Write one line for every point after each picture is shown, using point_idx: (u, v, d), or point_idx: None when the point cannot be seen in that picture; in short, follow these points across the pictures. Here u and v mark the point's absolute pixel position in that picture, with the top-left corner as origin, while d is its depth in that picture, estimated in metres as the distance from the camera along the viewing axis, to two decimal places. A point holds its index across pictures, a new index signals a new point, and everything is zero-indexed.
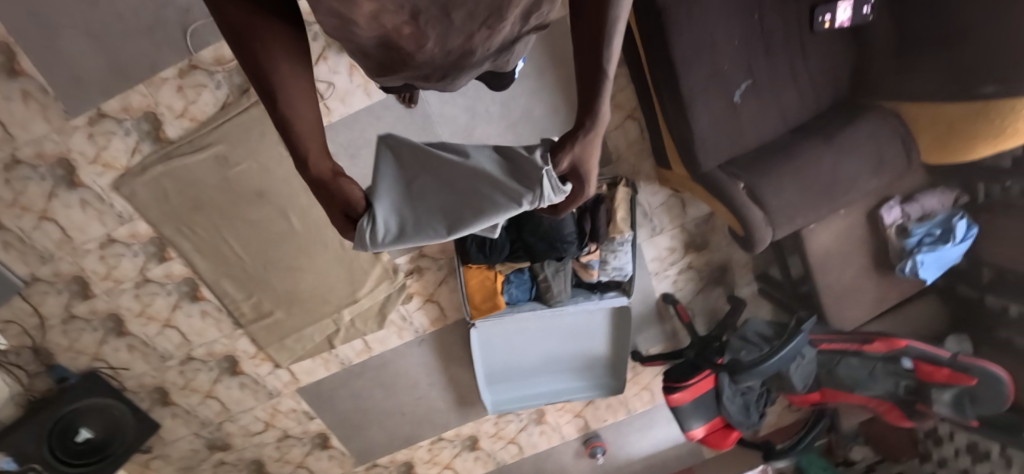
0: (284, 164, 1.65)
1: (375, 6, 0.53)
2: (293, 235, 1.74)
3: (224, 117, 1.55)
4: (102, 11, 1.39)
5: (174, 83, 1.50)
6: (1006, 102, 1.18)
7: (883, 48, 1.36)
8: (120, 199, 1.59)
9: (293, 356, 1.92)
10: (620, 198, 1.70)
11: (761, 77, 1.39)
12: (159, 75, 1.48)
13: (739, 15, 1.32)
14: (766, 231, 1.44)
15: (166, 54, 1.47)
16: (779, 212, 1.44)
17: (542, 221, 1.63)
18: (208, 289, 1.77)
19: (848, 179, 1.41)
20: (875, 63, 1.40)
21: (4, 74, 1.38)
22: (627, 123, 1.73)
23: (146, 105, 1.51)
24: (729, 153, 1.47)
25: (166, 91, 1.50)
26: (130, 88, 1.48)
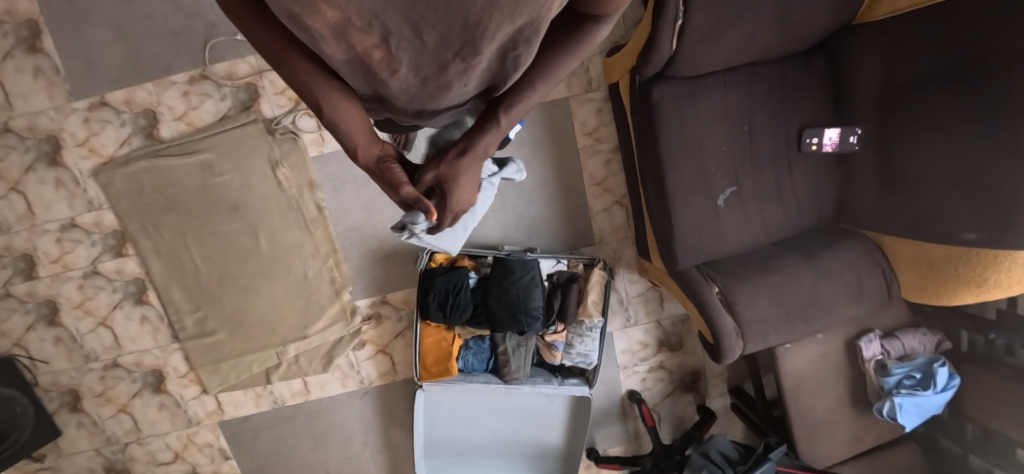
0: (267, 184, 1.63)
1: (341, 18, 0.33)
2: (257, 255, 1.70)
3: (220, 128, 1.58)
4: (136, 12, 1.49)
5: (181, 88, 1.55)
6: (987, 251, 1.14)
7: (866, 178, 1.33)
8: (95, 186, 1.58)
9: (224, 383, 1.79)
10: (592, 280, 1.64)
11: (745, 187, 1.38)
12: (170, 78, 1.54)
13: (729, 124, 1.34)
14: (737, 342, 1.35)
15: (182, 60, 1.53)
16: (753, 326, 1.35)
17: (510, 290, 1.57)
18: (156, 294, 1.70)
19: (827, 303, 1.35)
20: (855, 189, 1.37)
21: (25, 49, 1.46)
22: (613, 208, 1.74)
23: (148, 103, 1.55)
24: (709, 254, 1.42)
25: (172, 94, 1.55)
26: (139, 85, 1.54)
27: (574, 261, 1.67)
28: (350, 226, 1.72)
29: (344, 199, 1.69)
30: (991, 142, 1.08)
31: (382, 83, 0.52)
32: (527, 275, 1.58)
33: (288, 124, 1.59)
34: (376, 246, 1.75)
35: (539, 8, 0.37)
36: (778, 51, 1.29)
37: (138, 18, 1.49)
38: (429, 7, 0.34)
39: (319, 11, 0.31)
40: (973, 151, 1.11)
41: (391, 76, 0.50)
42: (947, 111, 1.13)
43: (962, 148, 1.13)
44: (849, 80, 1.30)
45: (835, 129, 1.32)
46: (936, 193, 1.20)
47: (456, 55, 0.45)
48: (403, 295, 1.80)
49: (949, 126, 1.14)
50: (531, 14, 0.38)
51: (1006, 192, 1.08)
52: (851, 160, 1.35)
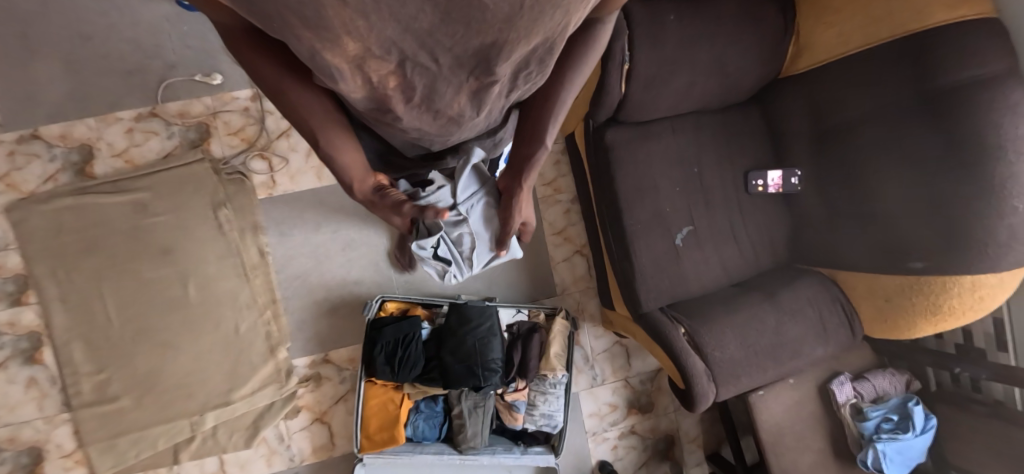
0: (206, 226, 1.52)
1: (365, 48, 0.32)
2: (185, 306, 1.52)
3: (162, 166, 1.50)
4: (91, 50, 1.47)
5: (126, 124, 1.49)
6: (937, 278, 1.16)
7: (811, 215, 1.37)
8: (5, 224, 1.43)
9: (118, 464, 1.49)
10: (556, 330, 1.53)
11: (702, 227, 1.38)
12: (115, 115, 1.48)
13: (680, 165, 1.37)
14: (708, 386, 1.23)
15: (131, 98, 1.49)
16: (723, 368, 1.25)
17: (467, 341, 1.44)
18: (52, 351, 1.47)
19: (795, 343, 1.27)
20: (804, 227, 1.39)
21: None
22: (575, 257, 1.70)
23: (86, 138, 1.48)
24: (672, 296, 1.37)
25: (114, 130, 1.48)
26: (80, 120, 1.47)
27: (536, 311, 1.57)
28: (294, 274, 1.59)
29: (291, 245, 1.58)
30: (927, 173, 1.15)
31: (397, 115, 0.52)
32: (485, 324, 1.46)
33: (237, 164, 1.53)
34: (321, 297, 1.61)
35: (562, 30, 0.37)
36: (719, 101, 1.37)
37: (90, 56, 1.47)
38: (445, 30, 0.31)
39: (342, 43, 0.30)
40: (912, 183, 1.18)
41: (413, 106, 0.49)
42: (883, 146, 1.20)
43: (900, 181, 1.19)
44: (785, 127, 1.37)
45: (777, 171, 1.38)
46: (883, 226, 1.24)
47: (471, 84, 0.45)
48: (348, 353, 1.63)
49: (886, 161, 1.21)
50: (552, 35, 0.36)
51: (946, 218, 1.13)
52: (798, 202, 1.39)
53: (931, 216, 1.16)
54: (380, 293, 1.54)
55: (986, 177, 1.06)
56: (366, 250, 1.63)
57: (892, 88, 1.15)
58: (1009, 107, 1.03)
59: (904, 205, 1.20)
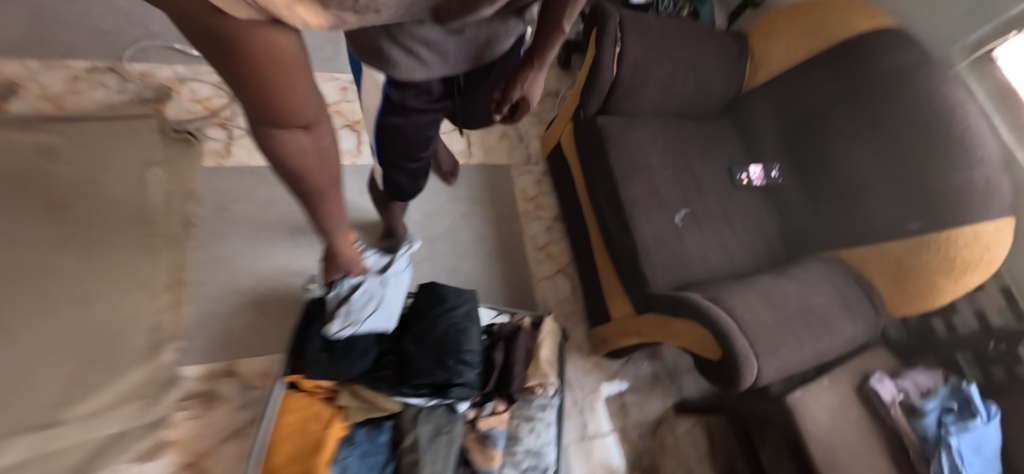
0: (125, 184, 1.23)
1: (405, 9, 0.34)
2: None
3: (96, 114, 1.29)
4: (66, 6, 1.39)
5: (73, 73, 1.33)
6: (938, 236, 1.12)
7: (798, 206, 1.40)
8: None
9: None
10: (543, 334, 1.26)
11: (697, 211, 1.33)
12: (66, 62, 1.34)
13: (670, 153, 1.38)
14: (749, 348, 1.01)
15: (91, 52, 1.37)
16: (759, 332, 1.04)
17: (438, 323, 1.13)
18: None
19: (823, 313, 1.13)
20: (795, 219, 1.40)
21: None
22: (558, 276, 1.53)
23: (16, 77, 1.28)
24: (680, 275, 1.23)
25: (55, 76, 1.31)
26: (18, 61, 1.30)
27: (519, 316, 1.32)
28: (220, 256, 1.27)
29: (229, 222, 1.31)
30: (896, 145, 1.23)
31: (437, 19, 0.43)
32: (462, 307, 1.17)
33: (191, 128, 1.36)
34: (248, 288, 1.26)
35: None
36: (693, 110, 1.49)
37: (63, 11, 1.39)
38: None
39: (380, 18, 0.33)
40: (879, 155, 1.26)
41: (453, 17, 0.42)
42: (845, 130, 1.33)
43: (870, 156, 1.28)
44: (756, 135, 1.50)
45: (757, 166, 1.43)
46: (867, 199, 1.27)
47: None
48: (265, 366, 1.20)
49: (855, 144, 1.31)
50: None
51: (927, 178, 1.17)
52: (782, 197, 1.43)
53: (908, 178, 1.20)
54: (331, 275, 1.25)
55: (943, 132, 1.17)
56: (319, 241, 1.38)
57: (839, 81, 1.33)
58: (939, 78, 1.20)
59: (880, 177, 1.26)
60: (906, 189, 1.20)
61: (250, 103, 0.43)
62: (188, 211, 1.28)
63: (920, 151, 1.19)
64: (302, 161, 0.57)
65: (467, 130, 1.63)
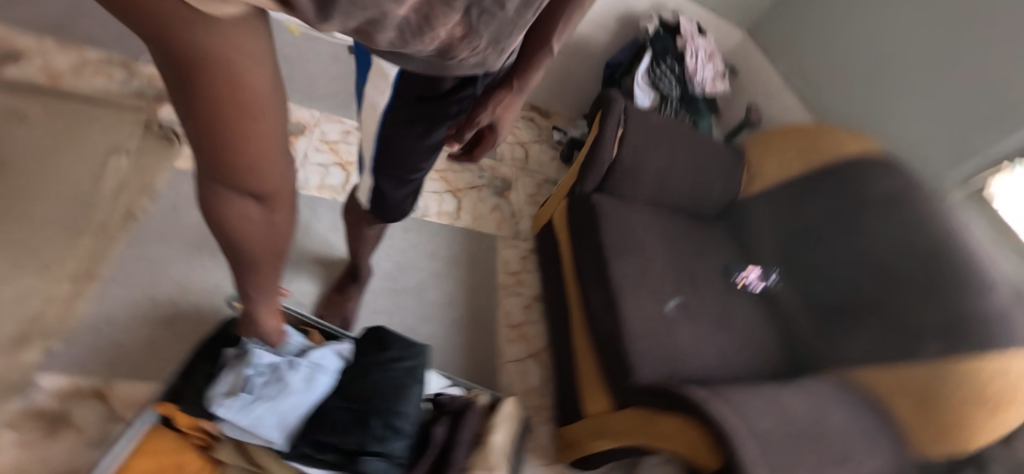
0: (81, 165, 1.15)
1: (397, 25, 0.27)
2: None
3: (87, 96, 1.25)
4: None
5: (82, 55, 1.30)
6: (959, 366, 0.98)
7: (798, 316, 1.28)
8: None
9: None
10: (500, 418, 0.99)
11: (691, 303, 1.20)
12: (80, 45, 1.31)
13: (664, 241, 1.30)
14: (756, 461, 0.79)
15: (110, 41, 1.35)
16: (767, 444, 0.83)
17: (370, 371, 0.90)
18: None
19: (842, 434, 0.93)
20: (796, 330, 1.27)
21: None
22: (528, 360, 1.33)
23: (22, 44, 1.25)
24: (668, 369, 1.05)
25: (62, 52, 1.28)
26: (34, 33, 1.27)
27: (474, 392, 1.07)
28: (152, 258, 1.11)
29: (177, 225, 1.17)
30: (900, 261, 1.17)
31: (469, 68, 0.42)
32: (405, 359, 0.95)
33: (178, 127, 1.29)
34: (167, 300, 1.07)
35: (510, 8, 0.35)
36: (690, 208, 1.45)
37: None
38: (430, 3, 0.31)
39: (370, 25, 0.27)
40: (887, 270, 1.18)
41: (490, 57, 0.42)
42: (846, 243, 1.28)
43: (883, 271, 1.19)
44: (752, 246, 1.44)
45: (754, 270, 1.35)
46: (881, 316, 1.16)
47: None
48: (145, 396, 0.96)
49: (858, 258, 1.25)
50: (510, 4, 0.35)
51: (937, 297, 1.08)
52: (782, 311, 1.31)
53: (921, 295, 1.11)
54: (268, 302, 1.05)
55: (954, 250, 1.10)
56: None
57: None
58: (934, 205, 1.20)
59: (886, 293, 1.18)
60: (916, 308, 1.11)
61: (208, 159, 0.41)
62: (138, 204, 1.15)
63: (928, 269, 1.12)
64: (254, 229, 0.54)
65: (460, 194, 1.58)
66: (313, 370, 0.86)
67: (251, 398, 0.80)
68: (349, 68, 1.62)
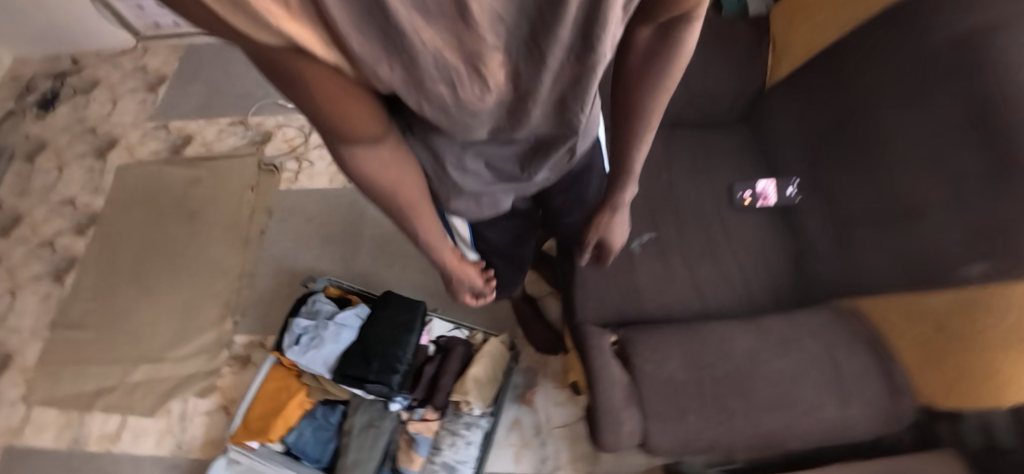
0: (231, 201, 1.70)
1: None
2: (179, 262, 1.63)
3: (224, 155, 1.78)
4: (228, 80, 1.94)
5: (220, 126, 1.85)
6: (999, 291, 0.75)
7: (813, 225, 1.09)
8: (110, 177, 1.78)
9: (50, 392, 1.47)
10: (482, 356, 1.22)
11: (667, 236, 1.14)
12: (218, 119, 1.86)
13: (645, 172, 1.22)
14: (625, 411, 0.82)
15: (233, 109, 1.88)
16: (652, 391, 0.84)
17: (377, 328, 1.23)
18: (73, 277, 1.63)
19: (789, 391, 0.82)
20: (811, 244, 1.09)
21: (145, 87, 1.95)
22: (548, 298, 1.48)
23: (191, 131, 1.85)
24: (617, 311, 1.07)
25: (210, 129, 1.84)
26: (195, 120, 1.87)
27: (473, 332, 1.31)
28: (274, 256, 1.62)
29: (284, 231, 1.65)
30: (937, 147, 0.87)
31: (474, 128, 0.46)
32: (398, 316, 1.25)
33: (276, 161, 1.76)
34: (287, 283, 1.58)
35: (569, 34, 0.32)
36: (694, 119, 1.29)
37: (224, 79, 1.94)
38: None
39: None
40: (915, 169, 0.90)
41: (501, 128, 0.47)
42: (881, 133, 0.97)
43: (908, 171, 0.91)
44: (777, 155, 1.19)
45: (768, 181, 1.16)
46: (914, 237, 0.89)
47: (615, 55, 0.52)
48: None
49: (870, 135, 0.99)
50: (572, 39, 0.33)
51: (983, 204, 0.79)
52: (805, 227, 1.11)
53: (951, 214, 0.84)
54: (328, 279, 1.43)
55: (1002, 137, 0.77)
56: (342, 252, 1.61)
57: (844, 90, 1.05)
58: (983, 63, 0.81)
59: (903, 198, 0.92)
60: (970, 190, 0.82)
61: (319, 121, 0.39)
62: (263, 222, 1.67)
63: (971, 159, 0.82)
64: (390, 176, 0.52)
65: None
66: (338, 329, 1.25)
67: (303, 346, 1.24)
68: None
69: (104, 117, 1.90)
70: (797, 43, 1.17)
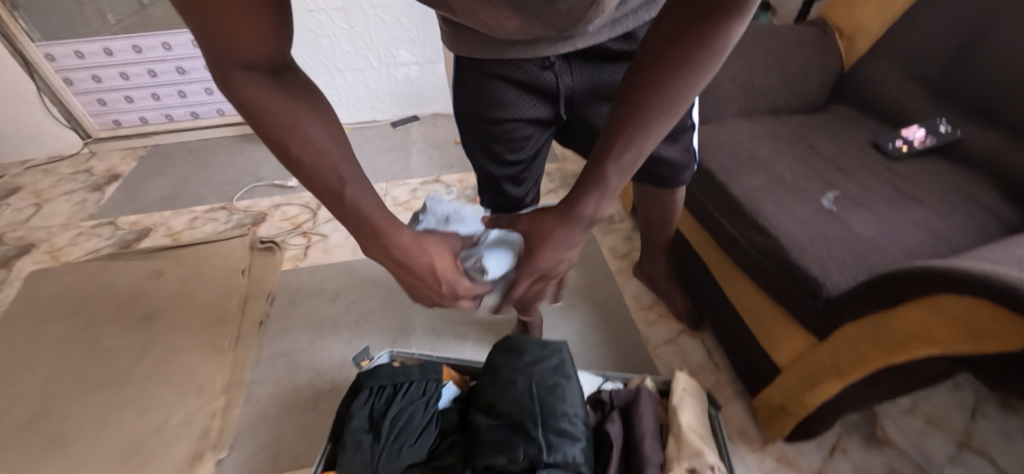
0: (212, 291, 1.23)
1: None
2: (121, 383, 1.06)
3: (200, 242, 1.35)
4: (205, 170, 1.61)
5: (194, 214, 1.45)
6: None
7: (993, 148, 0.97)
8: (16, 288, 1.25)
9: None
10: (682, 402, 0.80)
11: (851, 191, 0.95)
12: (191, 208, 1.47)
13: (779, 143, 1.07)
14: None
15: (212, 196, 1.51)
16: None
17: (515, 382, 0.77)
18: None
19: None
20: (1005, 167, 0.95)
21: (89, 188, 1.55)
22: (683, 337, 1.12)
23: (152, 224, 1.42)
24: (862, 269, 0.79)
25: (180, 218, 1.44)
26: (159, 212, 1.46)
27: (635, 379, 0.89)
28: (282, 350, 1.11)
29: (296, 316, 1.18)
30: None
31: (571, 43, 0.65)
32: (541, 361, 0.80)
33: (276, 239, 1.36)
34: (306, 385, 1.05)
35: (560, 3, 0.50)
36: (792, 104, 1.23)
37: (200, 170, 1.61)
38: None
39: None
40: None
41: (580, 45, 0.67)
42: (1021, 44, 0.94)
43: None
44: (899, 109, 1.13)
45: (914, 128, 1.06)
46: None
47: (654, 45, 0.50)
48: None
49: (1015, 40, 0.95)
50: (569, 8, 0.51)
51: None
52: (980, 157, 0.99)
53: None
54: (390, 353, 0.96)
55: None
56: (387, 325, 1.15)
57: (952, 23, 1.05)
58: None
59: None
60: None
61: (220, 58, 0.40)
62: (260, 309, 1.19)
63: None
64: (293, 119, 0.45)
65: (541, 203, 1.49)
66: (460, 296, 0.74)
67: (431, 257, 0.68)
68: (405, 140, 1.74)
69: (21, 223, 1.43)
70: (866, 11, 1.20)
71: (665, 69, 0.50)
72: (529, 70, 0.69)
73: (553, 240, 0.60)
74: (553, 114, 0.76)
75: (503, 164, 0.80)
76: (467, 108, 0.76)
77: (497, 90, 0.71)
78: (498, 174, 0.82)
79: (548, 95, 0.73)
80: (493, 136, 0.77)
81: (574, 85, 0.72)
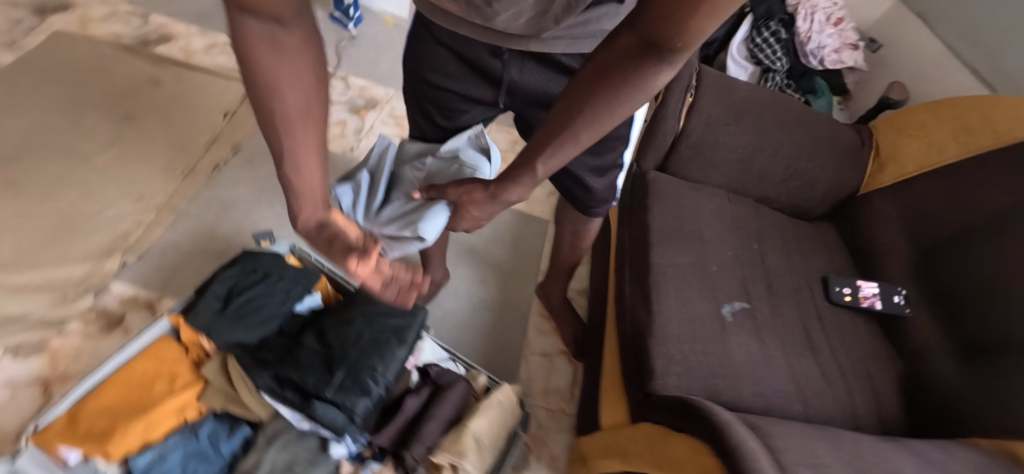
0: (191, 120, 1.30)
1: None
2: (82, 164, 1.18)
3: (205, 70, 1.41)
4: None
5: (215, 41, 1.50)
6: None
7: (920, 340, 0.92)
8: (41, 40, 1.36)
9: None
10: (490, 404, 0.85)
11: (761, 310, 0.92)
12: (216, 33, 1.52)
13: (735, 234, 1.03)
14: None
15: None
16: None
17: (355, 323, 0.84)
18: None
19: None
20: (919, 365, 0.91)
21: None
22: (559, 358, 1.16)
23: (175, 32, 1.49)
24: (702, 385, 0.79)
25: (201, 38, 1.49)
26: (187, 24, 1.52)
27: (473, 373, 0.95)
28: (220, 199, 1.20)
29: (246, 174, 1.26)
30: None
31: (531, 42, 0.66)
32: (391, 318, 0.86)
33: None
34: (222, 240, 1.14)
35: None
36: (784, 201, 1.15)
37: None
38: None
39: None
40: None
41: (543, 45, 0.66)
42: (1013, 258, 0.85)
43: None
44: (877, 256, 1.05)
45: (872, 284, 0.99)
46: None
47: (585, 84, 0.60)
48: None
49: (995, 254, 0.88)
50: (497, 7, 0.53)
51: None
52: (911, 345, 0.93)
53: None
54: (293, 243, 1.05)
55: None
56: None
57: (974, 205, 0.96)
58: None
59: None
60: None
61: None
62: (221, 155, 1.27)
63: None
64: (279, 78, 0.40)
65: None
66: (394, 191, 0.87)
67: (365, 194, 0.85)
68: None
69: None
70: (918, 143, 1.09)
71: (572, 124, 0.62)
72: (478, 52, 0.71)
73: (478, 202, 0.76)
74: (495, 100, 0.79)
75: (435, 123, 0.86)
76: (413, 61, 0.78)
77: (442, 59, 0.74)
78: (431, 129, 0.88)
79: (492, 79, 0.75)
80: (431, 100, 0.82)
81: (516, 82, 0.74)
